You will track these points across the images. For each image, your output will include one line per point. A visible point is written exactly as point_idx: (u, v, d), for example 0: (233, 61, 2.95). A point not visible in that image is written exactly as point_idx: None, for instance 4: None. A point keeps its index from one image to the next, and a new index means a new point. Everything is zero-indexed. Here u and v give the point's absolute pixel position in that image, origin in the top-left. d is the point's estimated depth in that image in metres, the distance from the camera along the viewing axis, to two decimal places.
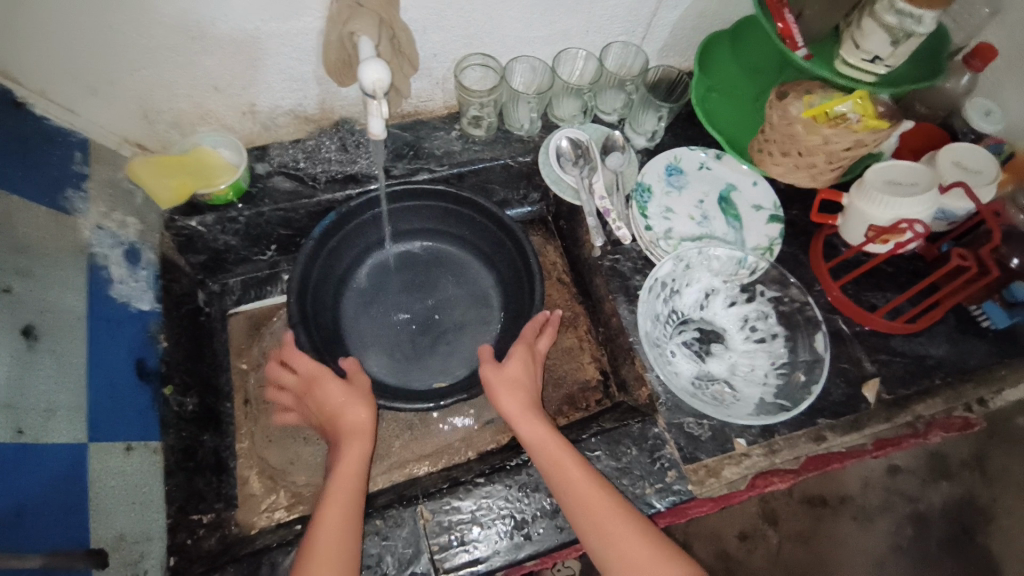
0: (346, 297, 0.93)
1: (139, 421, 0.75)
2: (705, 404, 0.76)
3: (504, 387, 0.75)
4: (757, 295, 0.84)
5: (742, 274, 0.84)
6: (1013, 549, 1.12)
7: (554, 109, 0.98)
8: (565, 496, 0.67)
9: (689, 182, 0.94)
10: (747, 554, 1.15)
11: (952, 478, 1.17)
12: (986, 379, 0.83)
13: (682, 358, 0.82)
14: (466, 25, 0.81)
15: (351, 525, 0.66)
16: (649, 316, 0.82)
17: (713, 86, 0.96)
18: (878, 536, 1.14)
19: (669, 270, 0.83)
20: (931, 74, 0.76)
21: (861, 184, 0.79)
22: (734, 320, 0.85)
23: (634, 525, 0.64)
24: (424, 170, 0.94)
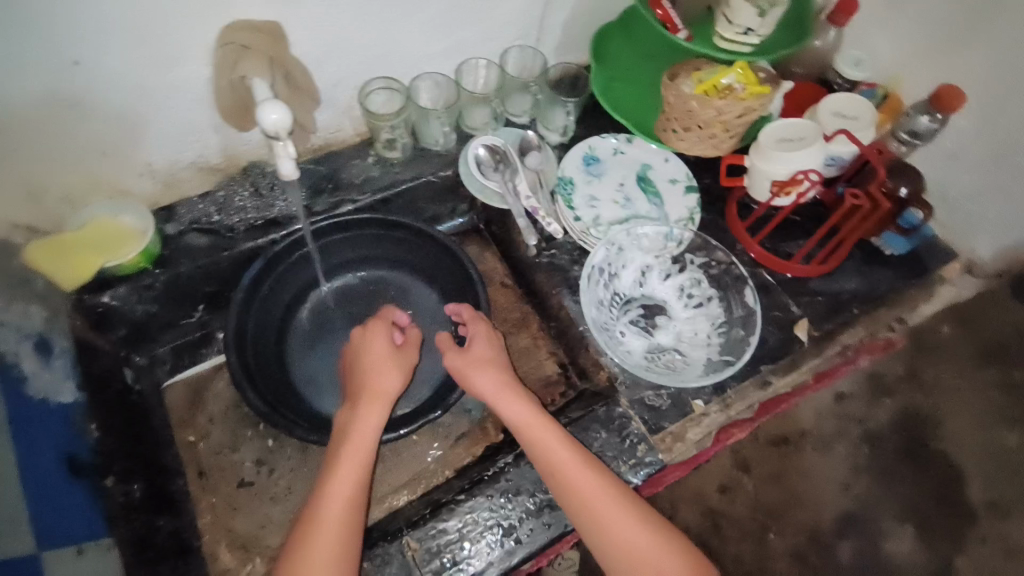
0: (291, 342, 0.90)
1: (80, 519, 0.75)
2: (659, 375, 0.80)
3: (478, 360, 0.77)
4: (688, 263, 0.88)
5: (671, 247, 0.88)
6: (959, 445, 1.23)
7: (466, 119, 0.99)
8: (552, 474, 0.68)
9: (607, 169, 0.97)
10: (728, 504, 1.23)
11: (893, 394, 1.27)
12: (896, 300, 0.92)
13: (632, 336, 0.85)
14: (362, 50, 0.82)
15: (358, 498, 0.67)
16: (593, 302, 0.84)
17: (612, 75, 0.99)
18: (838, 460, 1.24)
19: (603, 256, 0.86)
20: (801, 36, 0.82)
21: (756, 147, 0.86)
22: (672, 291, 0.89)
23: (623, 506, 0.66)
24: (347, 201, 0.93)
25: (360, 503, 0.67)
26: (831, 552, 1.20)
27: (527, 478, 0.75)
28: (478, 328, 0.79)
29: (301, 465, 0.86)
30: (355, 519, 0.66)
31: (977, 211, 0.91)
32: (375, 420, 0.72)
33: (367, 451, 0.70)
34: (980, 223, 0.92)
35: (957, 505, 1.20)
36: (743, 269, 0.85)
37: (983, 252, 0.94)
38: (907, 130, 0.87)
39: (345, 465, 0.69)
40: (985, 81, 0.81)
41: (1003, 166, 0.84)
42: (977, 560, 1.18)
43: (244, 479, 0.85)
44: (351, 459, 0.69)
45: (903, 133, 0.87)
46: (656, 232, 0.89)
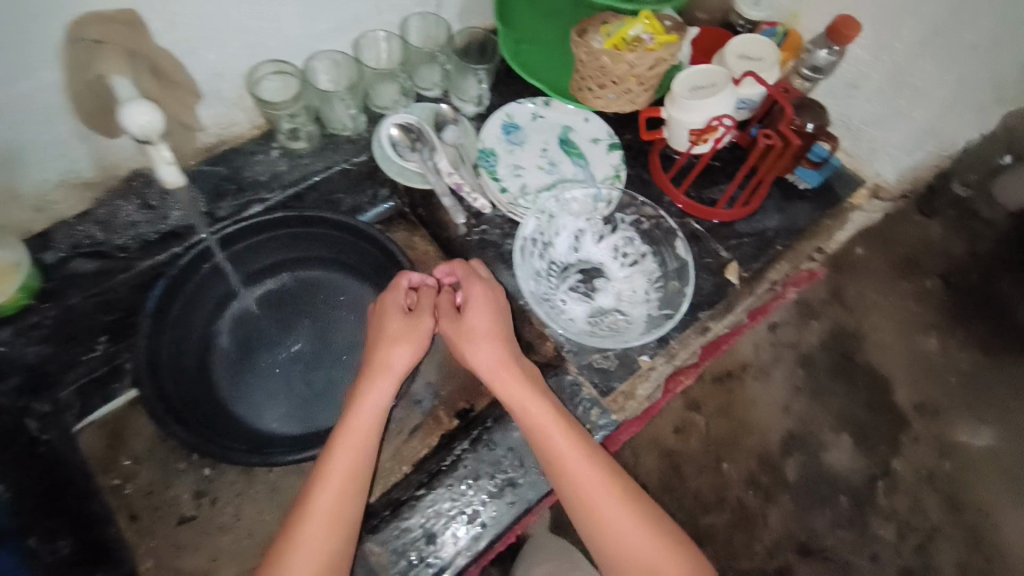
0: (215, 362, 0.83)
1: None
2: (604, 339, 0.80)
3: (479, 327, 0.75)
4: (619, 223, 0.88)
5: (601, 208, 0.88)
6: (881, 355, 1.36)
7: (374, 99, 0.93)
8: (540, 448, 0.69)
9: (528, 135, 0.95)
10: (684, 444, 1.29)
11: (818, 317, 1.38)
12: (816, 231, 0.96)
13: (574, 302, 0.84)
14: (240, 36, 0.74)
15: (356, 478, 0.67)
16: (530, 275, 0.83)
17: (520, 38, 0.95)
18: (778, 385, 1.34)
19: (535, 226, 0.84)
20: None
21: (671, 97, 0.85)
22: (607, 252, 0.88)
23: (608, 484, 0.68)
24: (256, 201, 0.85)
25: (360, 485, 0.67)
26: (780, 471, 1.28)
27: (485, 461, 0.74)
28: (473, 293, 0.76)
29: (247, 488, 0.81)
30: (351, 502, 0.66)
31: (880, 136, 0.94)
32: (375, 404, 0.71)
33: (365, 436, 0.69)
34: (883, 147, 0.95)
35: (886, 410, 1.32)
36: (672, 221, 0.85)
37: (887, 174, 0.99)
38: (809, 66, 0.89)
39: (341, 453, 0.68)
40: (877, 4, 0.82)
41: (899, 89, 0.87)
42: (911, 458, 1.30)
43: (185, 514, 0.80)
44: (347, 446, 0.68)
45: (805, 70, 0.89)
46: (584, 195, 0.87)
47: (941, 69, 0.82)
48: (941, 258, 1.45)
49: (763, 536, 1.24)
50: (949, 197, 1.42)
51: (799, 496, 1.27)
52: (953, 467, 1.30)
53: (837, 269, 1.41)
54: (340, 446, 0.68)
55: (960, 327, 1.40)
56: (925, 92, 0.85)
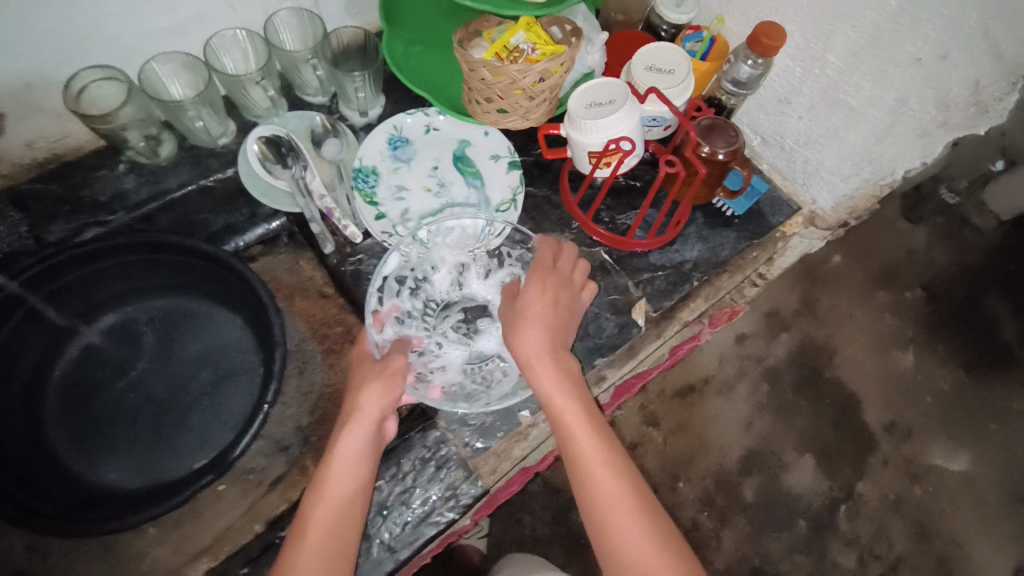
0: (48, 402, 0.75)
1: None
2: (464, 402, 0.70)
3: (530, 319, 0.66)
4: (505, 258, 0.78)
5: (489, 242, 0.77)
6: (853, 372, 1.23)
7: (243, 106, 0.82)
8: (571, 462, 0.61)
9: (417, 152, 0.85)
10: (640, 461, 1.18)
11: (789, 329, 1.25)
12: (740, 265, 0.86)
13: (452, 346, 0.75)
14: (46, 40, 0.64)
15: (339, 539, 0.59)
16: (392, 319, 0.74)
17: (413, 39, 0.85)
18: (741, 401, 1.22)
19: (398, 265, 0.76)
20: None
21: (568, 116, 0.74)
22: (495, 289, 0.77)
23: (637, 516, 0.59)
24: (92, 224, 0.75)
25: (350, 540, 0.60)
26: (736, 491, 1.18)
27: None
28: (529, 280, 0.68)
29: (77, 547, 0.72)
30: (344, 557, 0.59)
31: (814, 158, 0.84)
32: (355, 451, 0.63)
33: (346, 486, 0.61)
34: (819, 171, 0.85)
35: (858, 432, 1.20)
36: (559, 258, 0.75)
37: (824, 203, 0.89)
38: (730, 80, 0.79)
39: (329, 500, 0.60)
40: (811, 6, 0.69)
41: (833, 106, 0.76)
42: (879, 483, 1.19)
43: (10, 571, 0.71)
44: (334, 496, 0.61)
45: (727, 83, 0.79)
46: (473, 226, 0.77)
47: (876, 86, 0.69)
48: (925, 269, 1.32)
49: (717, 561, 1.14)
50: (938, 201, 1.35)
51: (756, 518, 1.16)
52: (924, 492, 1.19)
53: (812, 277, 1.28)
54: (324, 499, 0.60)
55: (945, 345, 1.27)
56: (859, 112, 0.73)
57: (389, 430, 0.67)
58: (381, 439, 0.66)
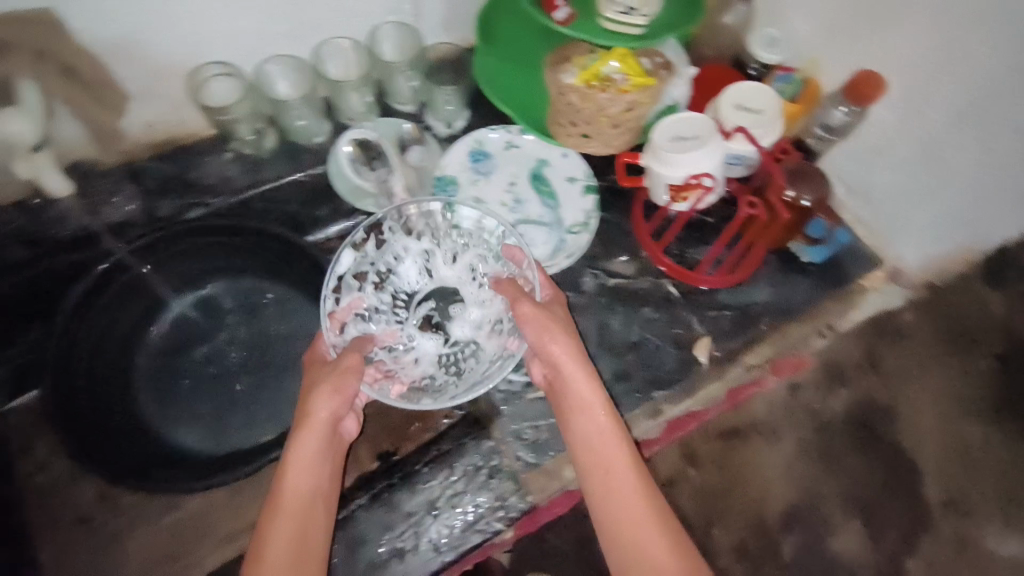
0: (137, 365, 0.81)
1: None
2: (429, 397, 0.72)
3: (562, 326, 0.67)
4: (470, 239, 0.78)
5: (465, 234, 0.78)
6: None
7: (339, 107, 0.87)
8: (594, 471, 0.63)
9: (497, 166, 0.88)
10: None
11: None
12: (811, 315, 0.86)
13: (422, 338, 0.76)
14: (178, 35, 0.70)
15: (303, 540, 0.59)
16: (356, 317, 0.74)
17: (505, 58, 0.88)
18: None
19: (355, 261, 0.74)
20: (694, 12, 0.72)
21: (650, 147, 0.76)
22: (464, 273, 0.78)
23: (665, 532, 0.59)
24: (198, 205, 0.82)
25: (316, 541, 0.60)
26: None
27: (380, 524, 0.70)
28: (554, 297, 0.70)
29: (147, 500, 0.77)
30: (314, 552, 0.60)
31: (903, 214, 0.81)
32: (310, 454, 0.62)
33: (304, 489, 0.61)
34: (908, 227, 0.82)
35: None
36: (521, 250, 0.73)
37: (909, 260, 0.86)
38: (821, 125, 0.80)
39: (291, 502, 0.61)
40: (922, 61, 0.68)
41: (929, 163, 0.74)
42: None
43: (84, 515, 0.76)
44: (296, 499, 0.61)
45: (818, 128, 0.80)
46: (468, 226, 0.77)
47: (981, 149, 0.68)
48: None
49: None
50: None
51: None
52: None
53: None
54: (284, 504, 0.60)
55: None
56: (959, 172, 0.72)
57: (346, 429, 0.67)
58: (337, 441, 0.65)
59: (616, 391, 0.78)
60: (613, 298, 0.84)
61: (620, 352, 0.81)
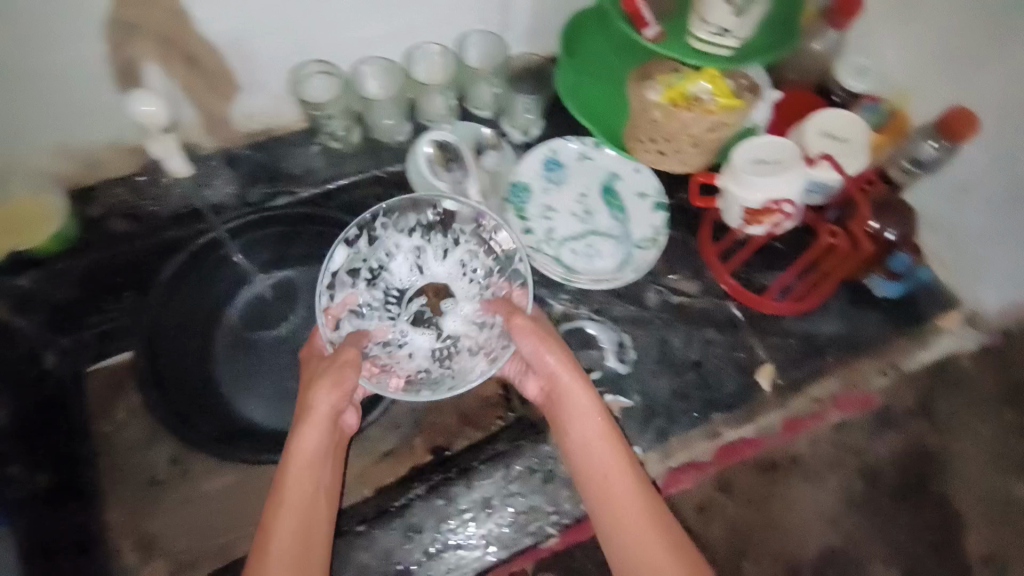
0: (216, 342, 0.85)
1: None
2: (427, 389, 0.77)
3: (553, 343, 0.71)
4: (461, 237, 0.83)
5: (460, 234, 0.82)
6: None
7: (422, 109, 0.90)
8: (588, 467, 0.68)
9: (570, 176, 0.89)
10: None
11: None
12: (882, 350, 0.84)
13: (416, 333, 0.80)
14: (287, 33, 0.74)
15: (307, 525, 0.64)
16: (350, 313, 0.79)
17: (583, 71, 0.89)
18: None
19: (348, 258, 0.79)
20: (788, 39, 0.72)
21: (730, 167, 0.75)
22: (454, 268, 0.83)
23: (658, 530, 0.63)
24: (284, 193, 0.87)
25: (318, 524, 0.65)
26: None
27: (435, 516, 0.73)
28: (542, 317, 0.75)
29: (216, 466, 0.81)
30: (316, 541, 0.64)
31: (987, 257, 0.79)
32: (315, 446, 0.67)
33: (309, 478, 0.66)
34: (990, 270, 0.80)
35: None
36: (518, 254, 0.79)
37: (988, 303, 0.83)
38: (910, 159, 0.77)
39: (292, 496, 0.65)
40: None
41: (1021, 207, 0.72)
42: None
43: (156, 476, 0.81)
44: (299, 491, 0.65)
45: (906, 163, 0.78)
46: (467, 225, 0.82)
47: None
48: None
49: None
50: None
51: None
52: None
53: None
54: (288, 491, 0.65)
55: None
56: None
57: (348, 421, 0.73)
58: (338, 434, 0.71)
59: (674, 410, 0.78)
60: (676, 316, 0.84)
61: (680, 372, 0.81)
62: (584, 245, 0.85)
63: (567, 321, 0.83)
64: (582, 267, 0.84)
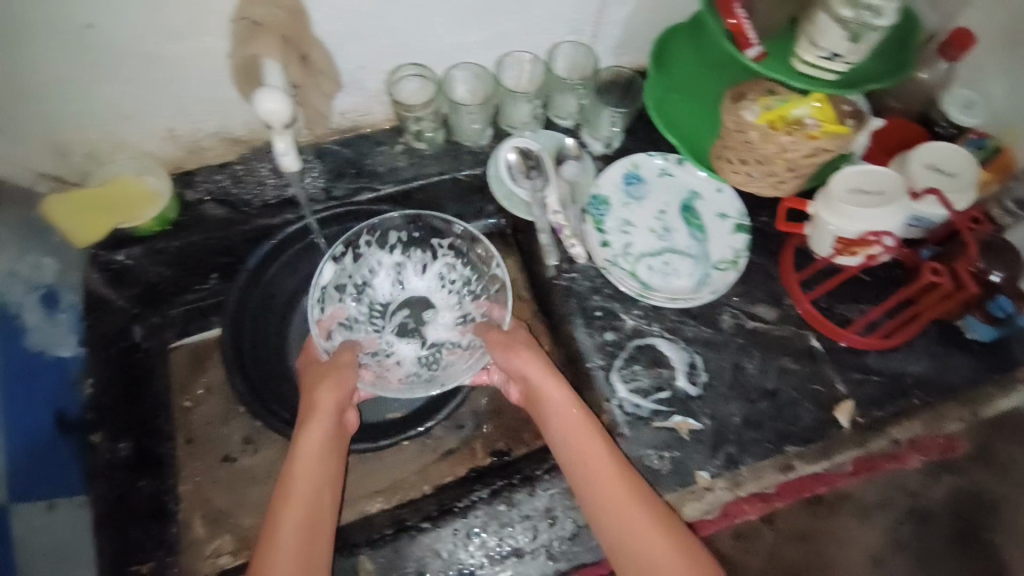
0: (293, 328, 0.87)
1: (60, 475, 0.73)
2: (422, 387, 0.81)
3: (533, 357, 0.75)
4: (439, 253, 0.87)
5: (436, 250, 0.87)
6: None
7: (505, 115, 0.91)
8: (583, 476, 0.68)
9: (649, 192, 0.88)
10: None
11: None
12: (974, 397, 0.81)
13: (401, 342, 0.86)
14: (391, 35, 0.75)
15: (316, 510, 0.66)
16: (340, 325, 0.83)
17: (670, 86, 0.88)
18: None
19: (336, 275, 0.83)
20: (898, 71, 0.71)
21: (824, 194, 0.74)
22: (433, 282, 0.88)
23: (656, 530, 0.64)
24: (367, 189, 0.89)
25: (326, 510, 0.67)
26: None
27: (497, 521, 0.72)
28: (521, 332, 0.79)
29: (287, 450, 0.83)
30: (320, 536, 0.65)
31: None
32: (322, 438, 0.70)
33: (316, 467, 0.68)
34: None
35: None
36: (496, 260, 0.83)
37: None
38: None
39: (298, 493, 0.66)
40: None
41: None
42: None
43: (229, 454, 0.83)
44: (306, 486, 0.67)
45: None
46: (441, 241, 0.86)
47: None
48: None
49: None
50: None
51: None
52: None
53: None
54: (296, 478, 0.67)
55: None
56: None
57: (351, 419, 0.76)
58: (342, 428, 0.74)
59: (745, 437, 0.76)
60: (751, 342, 0.82)
61: (754, 399, 0.79)
62: (661, 263, 0.84)
63: (637, 337, 0.82)
64: (658, 285, 0.83)
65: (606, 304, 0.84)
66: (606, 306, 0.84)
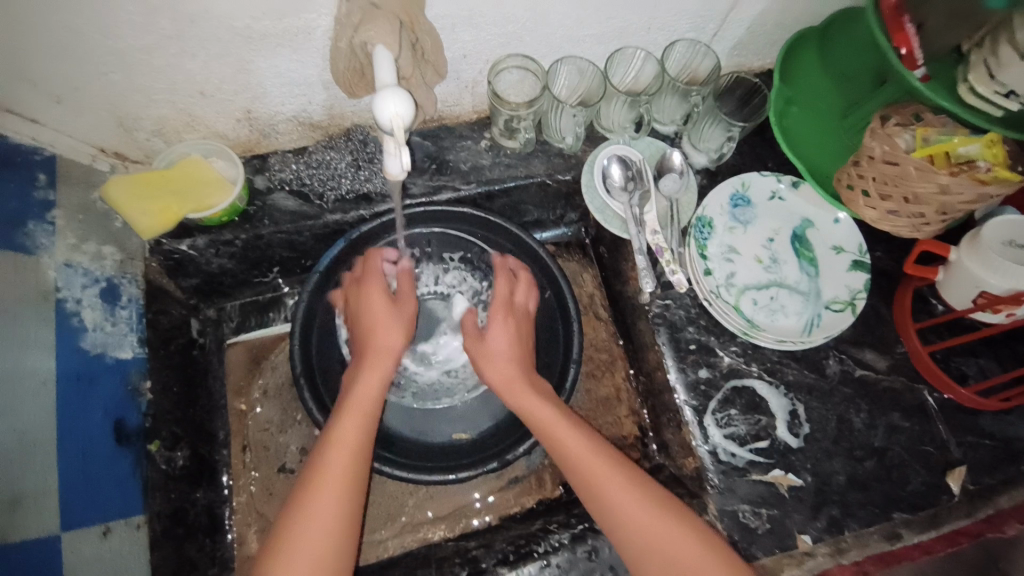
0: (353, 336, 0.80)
1: (118, 494, 0.62)
2: (446, 398, 0.81)
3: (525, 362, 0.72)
4: (450, 264, 0.84)
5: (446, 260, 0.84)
6: None
7: (601, 118, 0.84)
8: (610, 487, 0.62)
9: (758, 217, 0.80)
10: None
11: None
12: None
13: (421, 354, 0.82)
14: (503, 23, 0.66)
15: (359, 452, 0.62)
16: None
17: (793, 98, 0.79)
18: None
19: None
20: None
21: (972, 242, 0.68)
22: (446, 291, 0.85)
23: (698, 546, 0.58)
24: (448, 187, 0.80)
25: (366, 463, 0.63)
26: None
27: (578, 569, 0.67)
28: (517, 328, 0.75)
29: None
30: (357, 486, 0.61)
31: None
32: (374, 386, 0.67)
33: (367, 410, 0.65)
34: None
35: None
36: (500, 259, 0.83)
37: None
38: None
39: (333, 466, 0.60)
40: None
41: None
42: None
43: (286, 465, 0.80)
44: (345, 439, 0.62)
45: None
46: (449, 250, 0.83)
47: None
48: None
49: None
50: None
51: None
52: None
53: None
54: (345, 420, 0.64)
55: None
56: None
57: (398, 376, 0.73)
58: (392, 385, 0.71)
59: (849, 499, 0.71)
60: (860, 393, 0.75)
61: (860, 458, 0.72)
62: (767, 298, 0.77)
63: (734, 377, 0.75)
64: (764, 322, 0.75)
65: (701, 337, 0.77)
66: (701, 339, 0.77)
